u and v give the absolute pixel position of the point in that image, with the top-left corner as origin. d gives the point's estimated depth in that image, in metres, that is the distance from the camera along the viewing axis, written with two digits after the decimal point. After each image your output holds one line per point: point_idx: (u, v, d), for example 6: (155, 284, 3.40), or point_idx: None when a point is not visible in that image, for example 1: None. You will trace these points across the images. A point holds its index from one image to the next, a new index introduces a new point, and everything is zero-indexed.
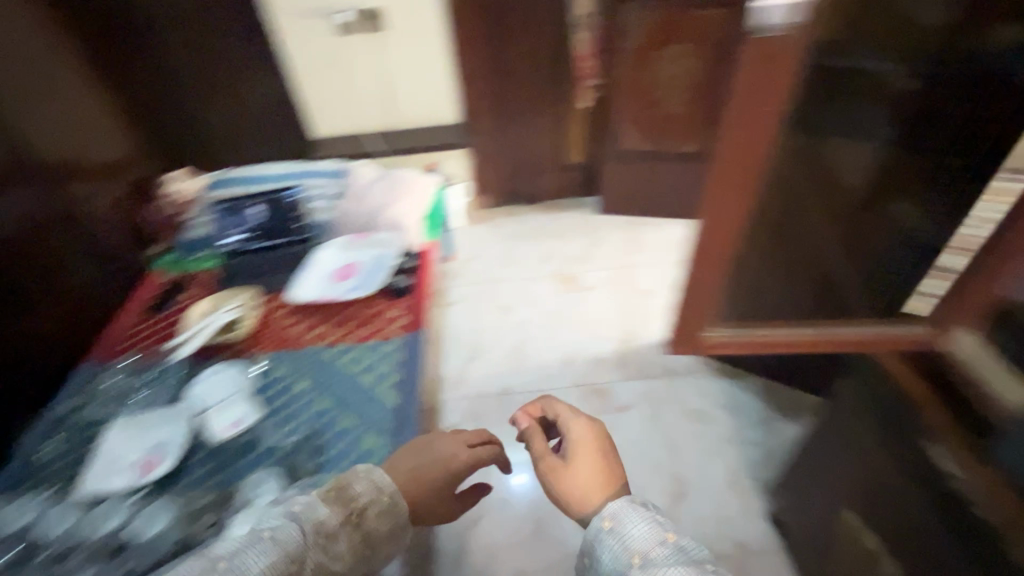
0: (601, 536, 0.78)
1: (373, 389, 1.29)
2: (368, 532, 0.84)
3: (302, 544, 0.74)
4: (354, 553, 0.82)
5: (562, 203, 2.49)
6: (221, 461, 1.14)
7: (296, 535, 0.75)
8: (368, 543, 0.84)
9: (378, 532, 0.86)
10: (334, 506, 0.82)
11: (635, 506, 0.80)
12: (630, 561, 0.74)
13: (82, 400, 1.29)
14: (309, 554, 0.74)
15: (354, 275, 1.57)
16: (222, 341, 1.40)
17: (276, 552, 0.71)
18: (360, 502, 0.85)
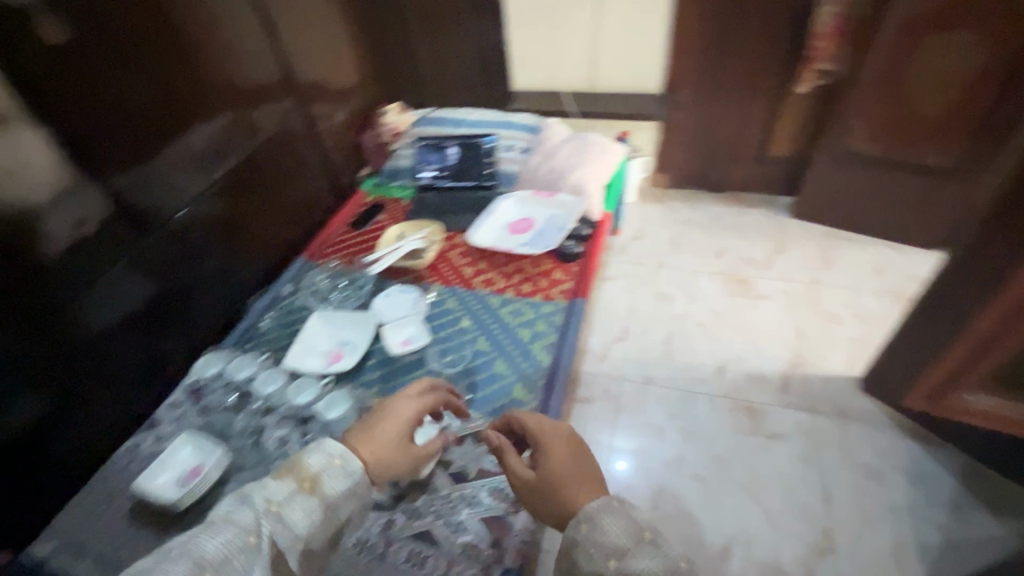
0: (578, 540, 0.74)
1: (530, 344, 1.32)
2: (323, 496, 0.74)
3: (257, 517, 0.69)
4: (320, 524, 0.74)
5: (751, 197, 2.26)
6: (391, 371, 1.27)
7: (248, 515, 0.69)
8: (330, 508, 0.74)
9: (336, 495, 0.75)
10: (285, 479, 0.74)
11: (611, 507, 0.76)
12: (607, 562, 0.70)
13: (295, 289, 1.52)
14: (263, 529, 0.68)
15: (530, 231, 1.60)
16: (409, 266, 1.54)
17: (223, 539, 0.66)
18: (309, 473, 0.75)
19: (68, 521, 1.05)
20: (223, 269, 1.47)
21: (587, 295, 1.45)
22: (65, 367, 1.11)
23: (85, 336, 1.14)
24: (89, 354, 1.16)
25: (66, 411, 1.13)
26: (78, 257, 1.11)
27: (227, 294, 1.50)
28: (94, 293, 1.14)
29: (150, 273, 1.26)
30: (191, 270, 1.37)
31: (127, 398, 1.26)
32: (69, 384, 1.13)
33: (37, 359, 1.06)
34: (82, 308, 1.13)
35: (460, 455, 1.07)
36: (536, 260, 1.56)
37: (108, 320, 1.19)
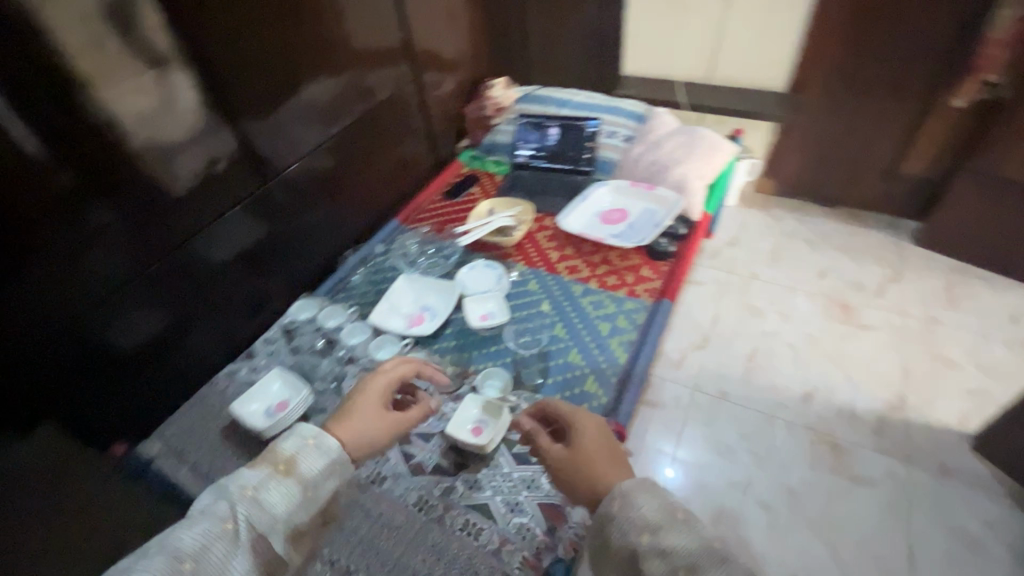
0: (611, 514, 0.72)
1: (608, 338, 1.29)
2: (300, 476, 0.75)
3: (230, 506, 0.69)
4: (296, 502, 0.74)
5: (871, 216, 2.04)
6: (467, 343, 1.29)
7: (223, 503, 0.69)
8: (310, 488, 0.76)
9: (312, 473, 0.77)
10: (255, 468, 0.75)
11: (646, 484, 0.73)
12: (639, 536, 0.67)
13: (387, 249, 1.58)
14: (238, 509, 0.69)
15: (622, 223, 1.55)
16: (495, 242, 1.54)
17: (199, 530, 0.66)
18: (284, 457, 0.76)
19: (174, 429, 1.17)
20: (325, 221, 1.55)
21: (675, 297, 1.37)
22: (184, 290, 1.24)
23: (203, 265, 1.26)
24: (205, 282, 1.28)
25: (181, 330, 1.26)
26: (206, 194, 1.21)
27: (326, 246, 1.59)
28: (215, 227, 1.25)
29: (264, 216, 1.36)
30: (298, 219, 1.46)
31: (232, 328, 1.38)
32: (186, 306, 1.25)
33: (163, 280, 1.19)
34: (204, 239, 1.24)
35: None
36: (625, 253, 1.50)
37: (224, 254, 1.30)
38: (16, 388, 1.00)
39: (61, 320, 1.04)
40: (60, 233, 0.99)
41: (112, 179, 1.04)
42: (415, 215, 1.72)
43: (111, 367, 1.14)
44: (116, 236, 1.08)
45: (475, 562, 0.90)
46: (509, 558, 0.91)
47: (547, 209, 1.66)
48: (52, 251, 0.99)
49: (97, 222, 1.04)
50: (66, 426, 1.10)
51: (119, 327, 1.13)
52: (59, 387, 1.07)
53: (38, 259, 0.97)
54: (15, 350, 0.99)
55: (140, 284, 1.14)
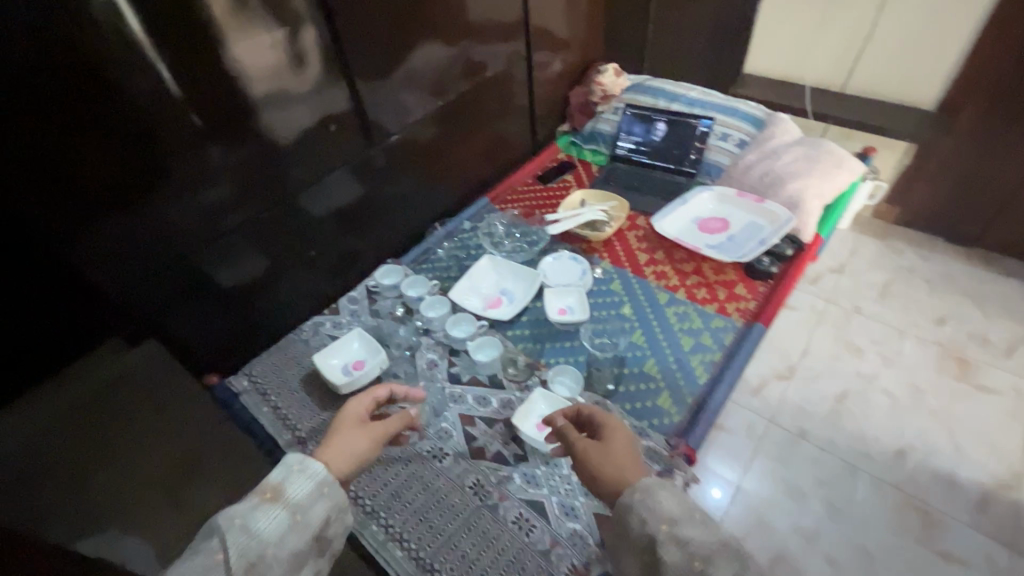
0: (632, 504, 0.74)
1: (690, 355, 1.22)
2: (288, 500, 0.74)
3: (222, 538, 0.69)
4: (290, 526, 0.73)
5: (1013, 265, 1.79)
6: (542, 334, 1.27)
7: (215, 536, 0.69)
8: (303, 512, 0.75)
9: (302, 497, 0.76)
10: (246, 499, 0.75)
11: (665, 482, 0.76)
12: (658, 526, 0.70)
13: (474, 227, 1.59)
14: (229, 539, 0.69)
15: (721, 235, 1.45)
16: (584, 235, 1.50)
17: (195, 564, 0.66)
18: (271, 484, 0.76)
19: (261, 367, 1.25)
20: (418, 190, 1.58)
21: (770, 322, 1.26)
22: (282, 238, 1.30)
23: (302, 216, 1.31)
24: (301, 234, 1.34)
25: (275, 276, 1.33)
26: (314, 149, 1.26)
27: (416, 215, 1.62)
28: (318, 182, 1.30)
29: (362, 178, 1.40)
30: (393, 185, 1.49)
31: (320, 282, 1.44)
32: (282, 253, 1.32)
33: (265, 226, 1.25)
34: (307, 192, 1.29)
35: None
36: (720, 266, 1.41)
37: (322, 210, 1.35)
38: (133, 309, 1.09)
39: (176, 251, 1.11)
40: (185, 169, 1.05)
41: (234, 125, 1.09)
42: (506, 196, 1.71)
43: (211, 300, 1.23)
44: (230, 179, 1.14)
45: (523, 558, 0.90)
46: (558, 562, 0.89)
47: (642, 207, 1.58)
48: (177, 186, 1.06)
49: (216, 164, 1.10)
50: (168, 347, 1.19)
51: (222, 264, 1.21)
52: (168, 312, 1.16)
53: (164, 191, 1.04)
54: (136, 273, 1.07)
55: (245, 226, 1.21)
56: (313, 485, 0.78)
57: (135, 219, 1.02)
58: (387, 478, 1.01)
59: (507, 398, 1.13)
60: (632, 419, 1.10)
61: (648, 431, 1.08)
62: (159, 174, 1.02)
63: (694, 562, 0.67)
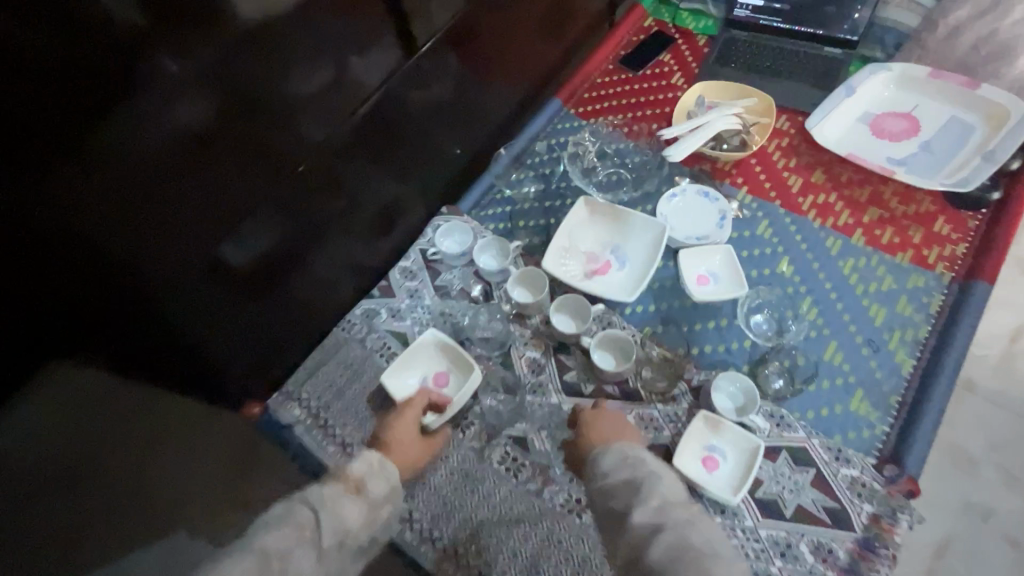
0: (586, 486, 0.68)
1: (885, 334, 0.90)
2: (372, 497, 0.66)
3: (311, 510, 0.62)
4: (361, 522, 0.64)
5: None
6: (675, 311, 0.94)
7: (306, 510, 0.62)
8: (374, 512, 0.66)
9: (380, 498, 0.67)
10: (329, 481, 0.66)
11: (609, 448, 0.68)
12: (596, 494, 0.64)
13: (554, 151, 1.16)
14: (321, 519, 0.62)
15: (910, 142, 1.03)
16: (709, 154, 1.08)
17: (283, 533, 0.59)
18: (354, 474, 0.68)
19: (310, 388, 0.95)
20: (462, 99, 1.10)
21: (995, 276, 0.91)
22: (294, 190, 0.91)
23: (315, 156, 0.91)
24: (321, 179, 0.94)
25: (297, 243, 0.97)
26: (315, 45, 0.81)
27: (467, 135, 1.16)
28: (324, 101, 0.87)
29: (381, 87, 0.94)
30: (424, 93, 1.02)
31: (355, 248, 1.06)
32: (301, 211, 0.94)
33: (268, 179, 0.86)
34: (314, 118, 0.87)
35: (774, 477, 0.79)
36: (910, 189, 1.01)
37: (338, 144, 0.93)
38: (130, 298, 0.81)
39: (150, 233, 0.77)
40: (129, 108, 0.67)
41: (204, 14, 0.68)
42: (582, 95, 1.22)
43: (222, 290, 0.90)
44: (208, 102, 0.74)
45: None
46: None
47: (787, 102, 1.12)
48: (121, 138, 0.68)
49: (190, 85, 0.71)
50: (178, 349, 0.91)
51: (224, 240, 0.86)
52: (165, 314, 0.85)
53: (106, 149, 0.67)
54: (98, 272, 0.75)
55: (251, 182, 0.84)
56: (389, 486, 0.69)
57: (76, 198, 0.68)
58: (515, 545, 0.78)
59: (649, 413, 0.85)
60: (821, 435, 0.82)
61: (847, 454, 0.81)
62: (90, 125, 0.65)
63: (619, 509, 0.61)
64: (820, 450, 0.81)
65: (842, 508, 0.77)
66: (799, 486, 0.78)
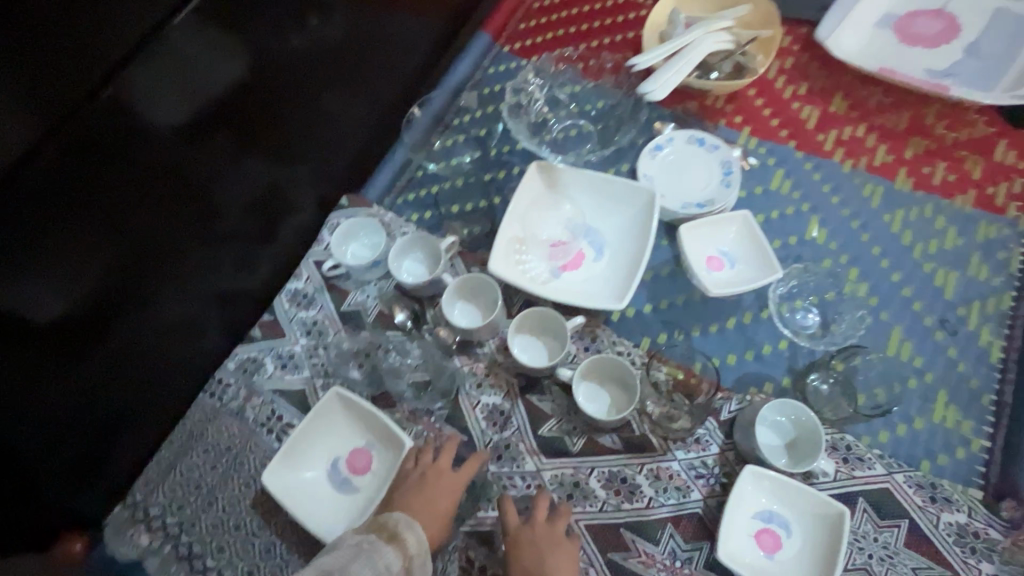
0: None
1: (960, 309, 0.66)
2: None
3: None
4: None
5: None
6: (680, 311, 0.67)
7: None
8: None
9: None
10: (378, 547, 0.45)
11: None
12: None
13: (488, 105, 0.85)
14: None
15: (950, 47, 0.79)
16: (697, 86, 0.79)
17: None
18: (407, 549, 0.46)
19: (163, 497, 0.65)
20: (362, 41, 0.74)
21: None
22: (143, 207, 0.58)
23: (163, 153, 0.57)
24: (180, 187, 0.61)
25: (157, 283, 0.63)
26: None
27: (377, 100, 0.81)
28: (165, 63, 0.54)
29: (250, 38, 0.60)
30: (305, 35, 0.66)
31: (219, 283, 0.70)
32: (155, 239, 0.61)
33: (119, 196, 0.55)
34: (151, 92, 0.54)
35: (853, 541, 0.55)
36: (958, 110, 0.77)
37: (195, 131, 0.59)
38: None
39: None
40: None
41: None
42: (516, 26, 0.90)
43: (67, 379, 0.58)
44: None
45: None
46: None
47: (784, 10, 0.84)
48: None
49: None
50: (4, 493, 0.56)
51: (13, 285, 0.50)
52: None
53: None
54: None
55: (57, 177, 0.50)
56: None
57: None
58: None
59: (667, 469, 0.59)
60: (905, 467, 0.58)
61: (945, 490, 0.57)
62: None
63: None
64: (908, 491, 0.57)
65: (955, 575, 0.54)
66: (889, 550, 0.55)
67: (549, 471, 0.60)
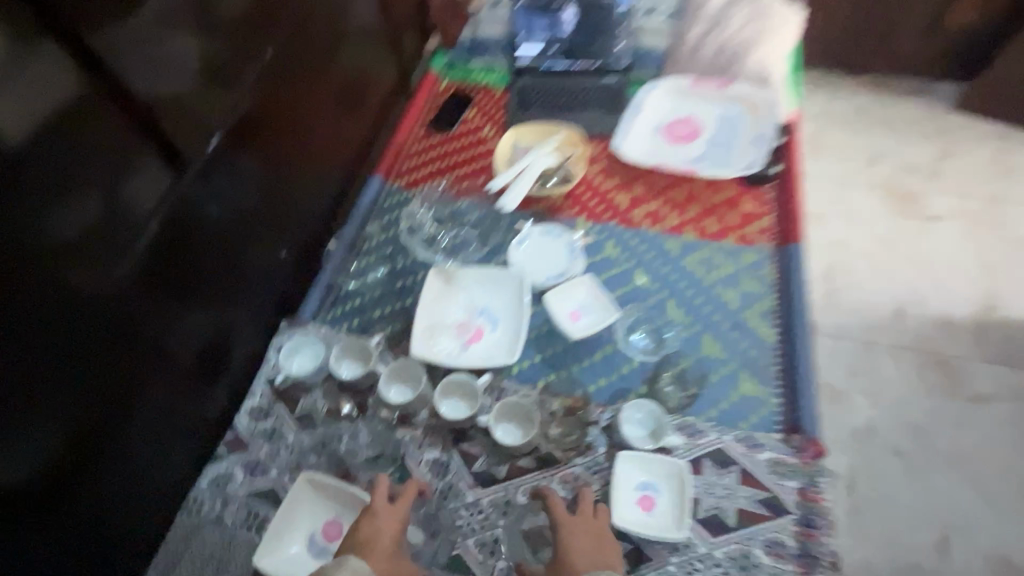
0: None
1: (742, 313, 0.96)
2: None
3: None
4: None
5: (901, 85, 1.74)
6: (559, 355, 0.90)
7: None
8: None
9: None
10: None
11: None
12: None
13: (389, 229, 1.08)
14: None
15: (699, 141, 1.15)
16: (541, 192, 1.09)
17: None
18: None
19: None
20: (271, 202, 0.95)
21: (800, 236, 1.04)
22: (107, 365, 0.71)
23: (124, 316, 0.73)
24: (135, 340, 0.75)
25: (120, 426, 0.75)
26: (120, 180, 0.69)
27: (292, 240, 1.02)
28: (120, 249, 0.70)
29: (184, 217, 0.79)
30: (224, 207, 0.86)
31: (176, 413, 0.83)
32: (117, 389, 0.73)
33: (87, 359, 0.69)
34: (111, 274, 0.70)
35: (706, 489, 0.78)
36: (714, 181, 1.12)
37: (145, 296, 0.75)
38: None
39: None
40: None
41: None
42: (400, 167, 1.17)
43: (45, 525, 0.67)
44: None
45: None
46: None
47: (591, 131, 1.19)
48: None
49: None
50: None
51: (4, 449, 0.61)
52: None
53: None
54: None
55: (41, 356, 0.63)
56: None
57: None
58: None
59: (570, 473, 0.79)
60: (729, 428, 0.83)
61: (757, 438, 0.82)
62: None
63: None
64: (734, 445, 0.81)
65: (773, 495, 0.77)
66: (730, 489, 0.78)
67: (486, 496, 0.79)
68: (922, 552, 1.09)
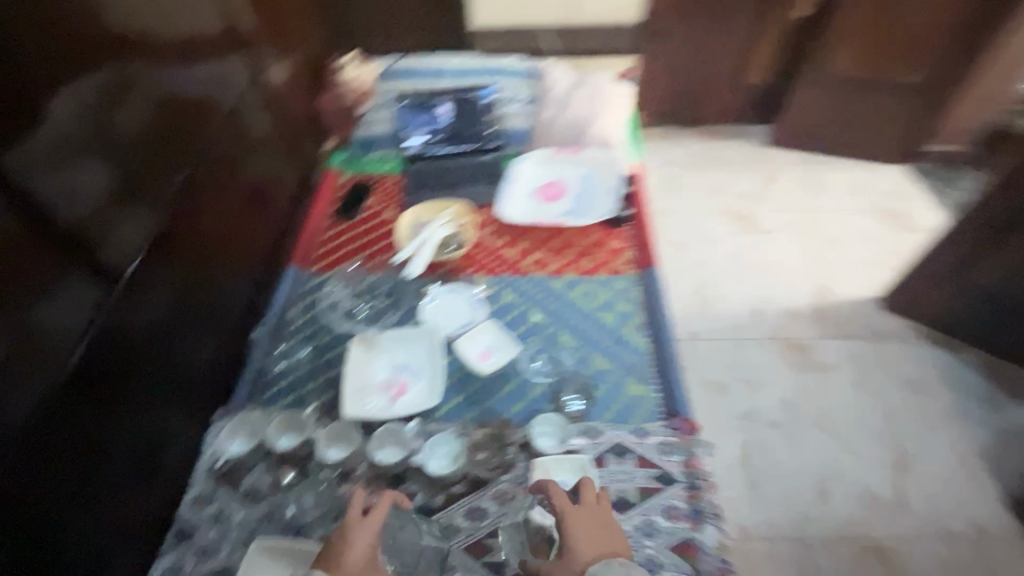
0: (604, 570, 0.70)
1: (621, 330, 1.16)
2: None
3: None
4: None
5: (726, 130, 2.15)
6: (477, 392, 1.05)
7: None
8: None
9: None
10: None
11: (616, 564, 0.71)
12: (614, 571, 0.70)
13: (310, 311, 1.20)
14: None
15: (566, 198, 1.38)
16: (442, 258, 1.27)
17: None
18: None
19: None
20: (191, 304, 1.02)
21: (655, 261, 1.28)
22: (42, 484, 0.73)
23: (59, 433, 0.76)
24: (71, 456, 0.77)
25: (58, 543, 0.76)
26: (44, 304, 0.74)
27: (217, 333, 1.09)
28: (51, 369, 0.75)
29: (111, 329, 0.84)
30: (147, 315, 0.91)
31: (114, 516, 0.85)
32: (54, 506, 0.75)
33: (22, 480, 0.71)
34: (41, 393, 0.73)
35: (611, 477, 0.94)
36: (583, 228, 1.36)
37: (78, 410, 0.79)
38: None
39: None
40: None
41: None
42: (314, 255, 1.31)
43: None
44: None
45: None
46: None
47: (478, 202, 1.41)
48: None
49: None
50: None
51: None
52: None
53: None
54: None
55: None
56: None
57: None
58: None
59: (499, 488, 0.93)
60: (623, 424, 1.01)
61: (647, 426, 1.00)
62: None
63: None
64: (628, 435, 0.99)
65: (664, 469, 0.95)
66: (630, 473, 0.95)
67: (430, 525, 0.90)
68: (808, 504, 1.30)
